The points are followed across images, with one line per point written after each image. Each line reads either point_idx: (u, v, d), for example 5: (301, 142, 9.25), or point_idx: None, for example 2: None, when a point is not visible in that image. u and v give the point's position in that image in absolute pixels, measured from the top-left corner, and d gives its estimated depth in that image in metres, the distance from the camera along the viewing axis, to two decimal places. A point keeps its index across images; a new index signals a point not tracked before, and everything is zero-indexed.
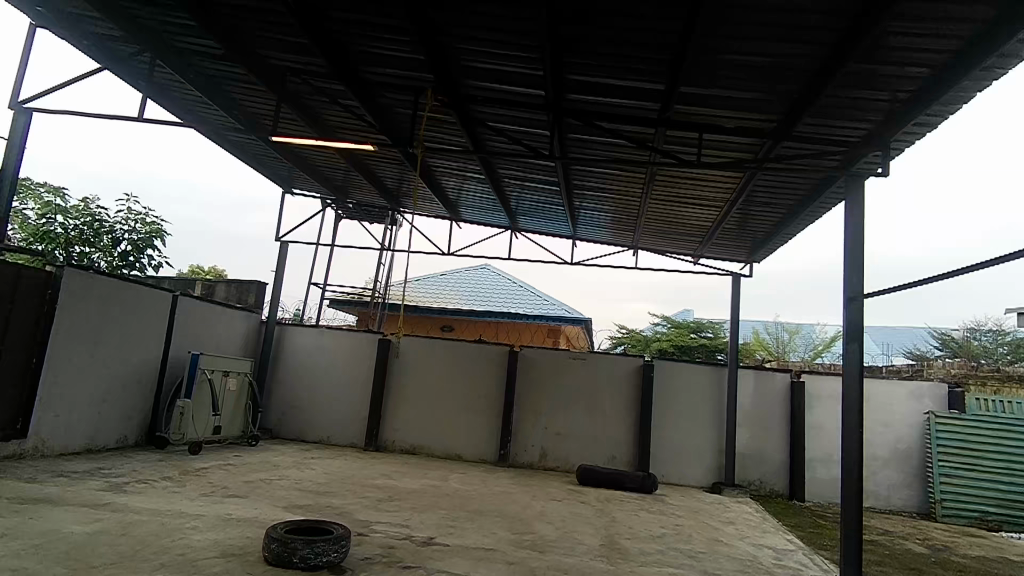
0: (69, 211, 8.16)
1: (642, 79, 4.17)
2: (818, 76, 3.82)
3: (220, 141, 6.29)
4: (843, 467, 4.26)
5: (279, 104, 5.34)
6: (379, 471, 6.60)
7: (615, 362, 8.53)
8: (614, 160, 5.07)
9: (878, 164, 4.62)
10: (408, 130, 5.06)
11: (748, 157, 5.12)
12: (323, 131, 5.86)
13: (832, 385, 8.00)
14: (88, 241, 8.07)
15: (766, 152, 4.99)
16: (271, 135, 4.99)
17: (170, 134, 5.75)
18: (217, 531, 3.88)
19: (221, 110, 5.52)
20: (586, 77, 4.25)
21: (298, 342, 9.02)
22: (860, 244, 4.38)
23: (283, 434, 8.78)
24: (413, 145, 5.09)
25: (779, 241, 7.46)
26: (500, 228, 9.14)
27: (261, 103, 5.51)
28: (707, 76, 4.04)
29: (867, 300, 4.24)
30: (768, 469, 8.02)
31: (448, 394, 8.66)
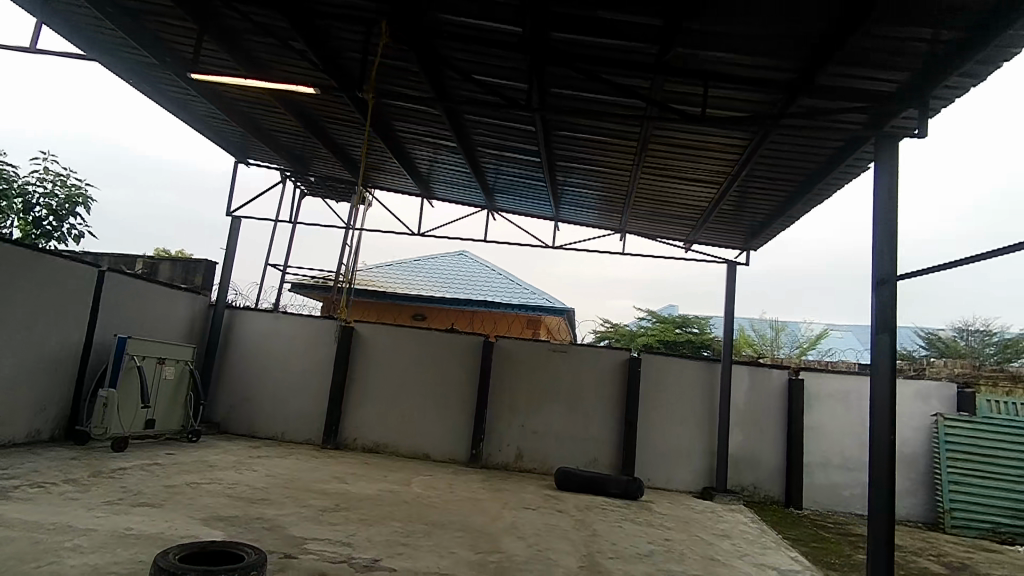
0: None
1: (637, 13, 3.48)
2: (850, 8, 3.14)
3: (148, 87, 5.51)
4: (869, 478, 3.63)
5: (211, 41, 4.56)
6: (332, 474, 5.83)
7: (599, 355, 7.85)
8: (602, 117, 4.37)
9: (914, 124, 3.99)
10: (360, 74, 4.32)
11: (759, 114, 4.44)
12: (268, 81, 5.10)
13: (834, 383, 7.41)
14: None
15: (779, 109, 4.32)
16: (192, 72, 4.22)
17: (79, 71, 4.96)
18: (103, 553, 3.11)
19: (144, 49, 4.74)
20: (572, 8, 3.53)
21: (252, 328, 8.21)
22: (892, 218, 3.73)
23: (232, 429, 7.99)
24: (367, 93, 4.35)
25: (782, 223, 6.76)
26: (477, 207, 8.41)
27: (191, 43, 4.72)
28: (714, 10, 3.35)
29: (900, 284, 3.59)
30: (762, 474, 7.42)
31: (416, 386, 7.93)
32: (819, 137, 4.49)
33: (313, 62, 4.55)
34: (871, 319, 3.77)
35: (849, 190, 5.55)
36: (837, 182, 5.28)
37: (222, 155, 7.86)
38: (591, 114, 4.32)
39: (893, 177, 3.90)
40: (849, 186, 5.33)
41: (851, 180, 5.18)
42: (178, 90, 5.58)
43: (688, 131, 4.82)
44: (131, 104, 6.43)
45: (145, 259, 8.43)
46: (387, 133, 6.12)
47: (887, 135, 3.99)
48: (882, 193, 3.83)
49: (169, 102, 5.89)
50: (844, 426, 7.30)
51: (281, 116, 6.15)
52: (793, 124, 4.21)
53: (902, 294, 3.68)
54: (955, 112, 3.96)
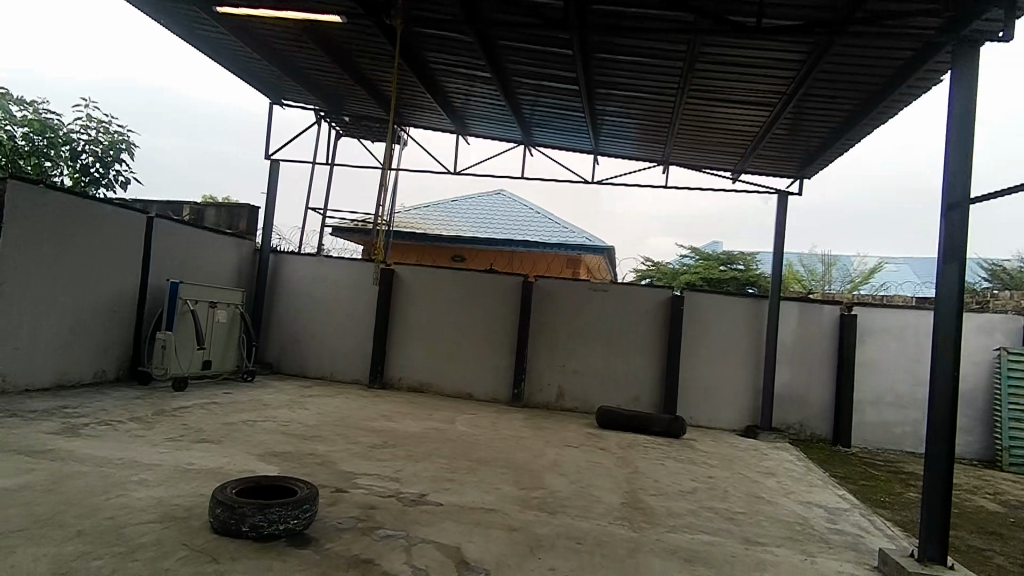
0: (15, 117, 7.35)
1: None
2: None
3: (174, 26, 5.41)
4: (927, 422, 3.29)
5: None
6: (379, 412, 6.01)
7: (640, 294, 7.71)
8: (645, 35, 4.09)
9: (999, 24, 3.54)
10: None
11: (819, 23, 4.06)
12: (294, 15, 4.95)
13: (887, 319, 7.13)
14: (46, 154, 7.51)
15: (843, 15, 3.93)
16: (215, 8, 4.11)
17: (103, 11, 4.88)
18: (167, 487, 3.30)
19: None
20: None
21: (296, 271, 8.37)
22: (969, 133, 3.26)
23: (283, 370, 8.30)
24: None
25: (840, 147, 6.33)
26: (513, 142, 8.17)
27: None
28: None
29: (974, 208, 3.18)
30: (808, 412, 7.30)
31: (457, 327, 8.01)
32: (887, 45, 4.10)
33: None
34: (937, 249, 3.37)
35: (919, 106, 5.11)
36: (907, 97, 4.85)
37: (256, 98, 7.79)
38: (636, 30, 4.03)
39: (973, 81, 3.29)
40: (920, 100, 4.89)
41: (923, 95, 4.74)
42: (213, 31, 5.62)
43: (739, 45, 4.47)
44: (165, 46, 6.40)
45: (191, 205, 8.49)
46: (419, 65, 5.92)
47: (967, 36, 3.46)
48: (959, 103, 3.30)
49: (202, 43, 5.89)
50: (896, 363, 7.08)
51: (310, 51, 6.01)
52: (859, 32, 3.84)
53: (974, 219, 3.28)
54: None
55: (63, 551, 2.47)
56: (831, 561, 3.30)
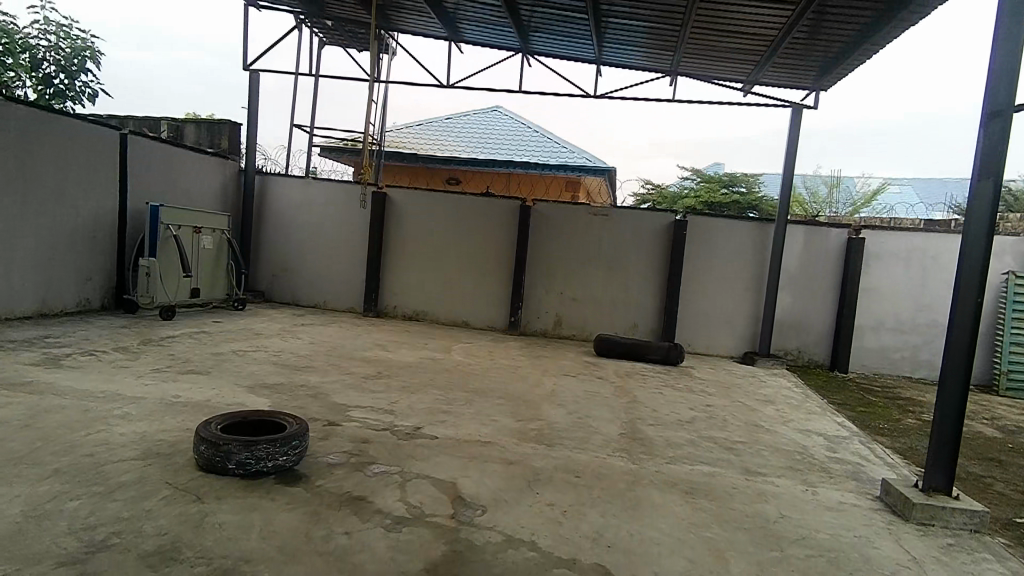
0: None
1: None
2: None
3: None
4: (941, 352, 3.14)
5: None
6: (373, 341, 5.89)
7: (642, 217, 7.45)
8: None
9: None
10: None
11: None
12: None
13: (896, 242, 6.93)
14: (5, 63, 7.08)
15: None
16: None
17: None
18: (151, 422, 3.19)
19: None
20: None
21: (284, 195, 8.03)
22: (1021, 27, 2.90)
23: (275, 298, 8.15)
24: None
25: (864, 51, 5.86)
26: (510, 50, 7.63)
27: None
28: None
29: (1020, 114, 2.89)
30: (808, 338, 7.24)
31: (452, 253, 7.79)
32: None
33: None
34: (970, 165, 3.12)
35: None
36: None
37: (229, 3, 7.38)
38: None
39: None
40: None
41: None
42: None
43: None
44: None
45: (169, 122, 8.02)
46: None
47: None
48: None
49: None
50: (901, 288, 6.94)
51: None
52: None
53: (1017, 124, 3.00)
54: None
55: (37, 492, 2.36)
56: (832, 491, 3.25)
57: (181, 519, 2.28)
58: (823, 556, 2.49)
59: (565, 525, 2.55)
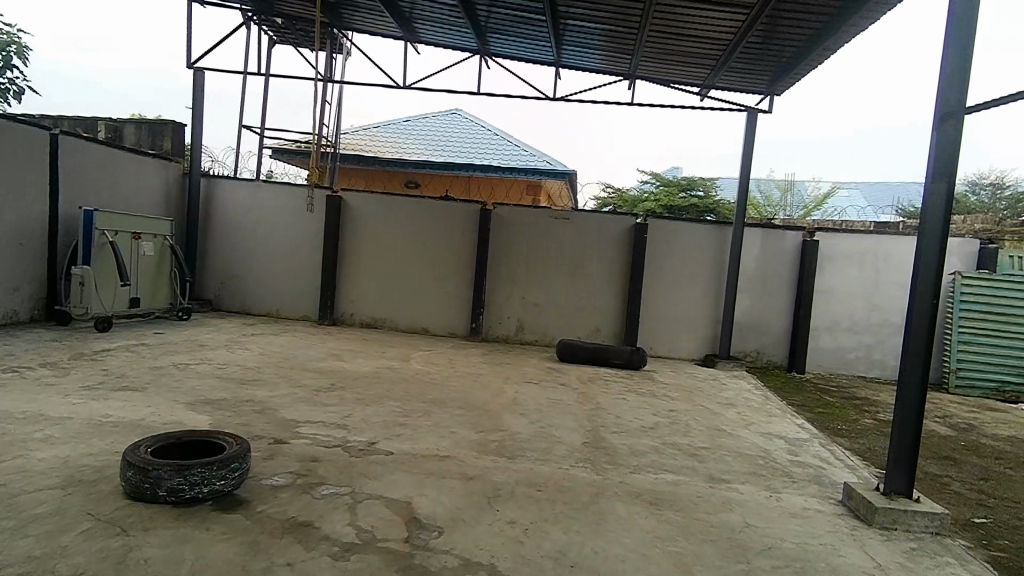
0: None
1: None
2: None
3: None
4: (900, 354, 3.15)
5: None
6: (327, 351, 5.65)
7: (603, 221, 7.41)
8: None
9: None
10: None
11: None
12: None
13: (850, 245, 7.07)
14: None
15: None
16: None
17: None
18: (76, 446, 2.92)
19: None
20: None
21: (232, 199, 7.70)
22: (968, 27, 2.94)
23: (224, 307, 7.80)
24: None
25: (816, 57, 5.97)
26: (468, 51, 7.52)
27: None
28: None
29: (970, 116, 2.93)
30: (767, 340, 7.32)
31: (411, 259, 7.59)
32: None
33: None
34: (925, 168, 3.13)
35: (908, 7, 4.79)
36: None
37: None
38: None
39: None
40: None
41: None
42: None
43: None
44: None
45: (108, 122, 7.58)
46: None
47: None
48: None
49: None
50: (855, 289, 7.09)
51: None
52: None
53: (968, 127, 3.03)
54: None
55: None
56: (796, 496, 3.22)
57: (101, 555, 2.06)
58: (789, 567, 2.43)
59: (526, 545, 2.42)
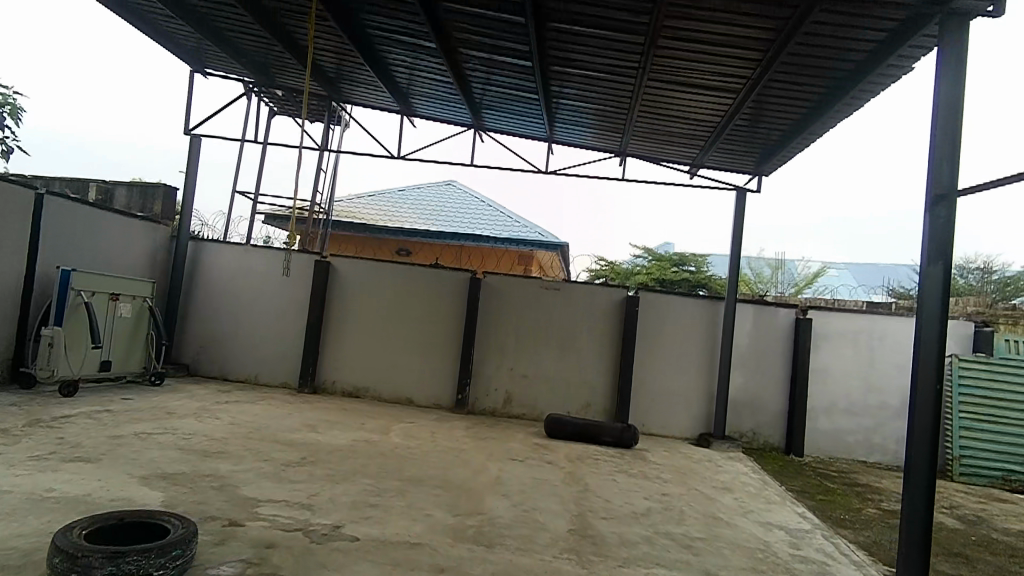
0: None
1: None
2: None
3: None
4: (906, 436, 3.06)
5: None
6: (302, 421, 5.38)
7: (594, 293, 7.33)
8: None
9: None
10: None
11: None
12: None
13: (843, 324, 6.97)
14: None
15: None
16: None
17: None
18: (6, 524, 2.64)
19: None
20: None
21: (218, 263, 7.60)
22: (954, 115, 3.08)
23: (201, 372, 7.53)
24: None
25: (803, 141, 6.12)
26: (463, 125, 7.71)
27: None
28: None
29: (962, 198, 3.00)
30: (763, 419, 7.08)
31: (398, 327, 7.43)
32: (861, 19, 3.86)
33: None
34: (920, 249, 3.16)
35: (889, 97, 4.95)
36: (886, 79, 4.58)
37: (176, 67, 7.26)
38: None
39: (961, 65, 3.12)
40: (896, 87, 4.66)
41: (901, 79, 4.53)
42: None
43: (716, 3, 4.08)
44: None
45: (100, 185, 7.58)
46: (353, 29, 5.54)
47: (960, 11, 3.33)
48: (945, 83, 3.13)
49: None
50: (851, 369, 6.93)
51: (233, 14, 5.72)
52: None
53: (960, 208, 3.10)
54: None
55: None
56: None
57: None
58: None
59: None
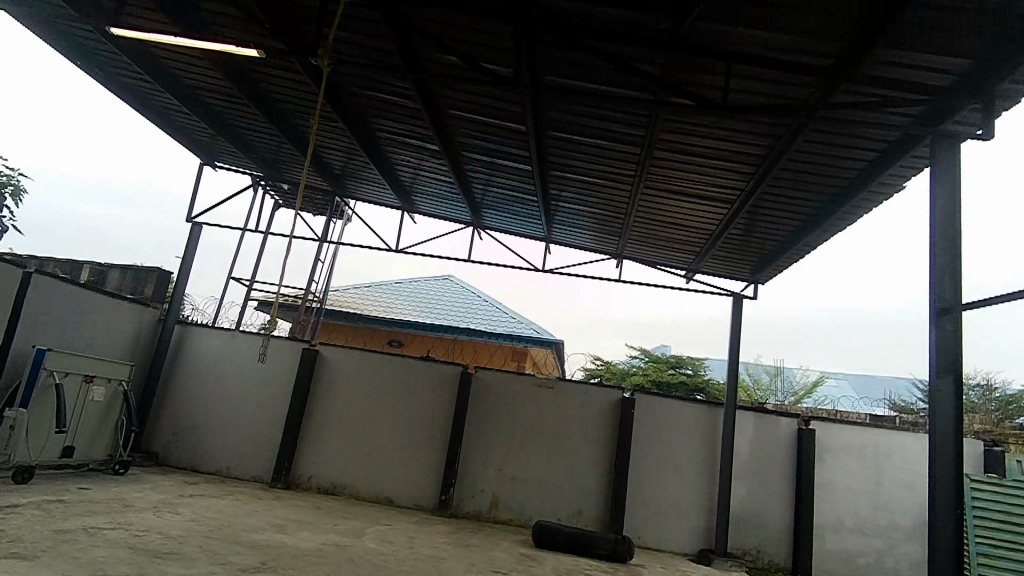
0: None
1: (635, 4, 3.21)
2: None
3: (105, 80, 5.62)
4: (929, 549, 3.00)
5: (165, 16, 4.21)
6: (270, 520, 4.96)
7: (589, 394, 7.10)
8: (604, 99, 3.85)
9: (976, 122, 3.40)
10: (314, 38, 3.80)
11: (788, 105, 3.82)
12: (233, 72, 4.95)
13: (847, 435, 6.70)
14: None
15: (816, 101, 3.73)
16: (113, 27, 3.80)
17: (31, 47, 5.12)
18: None
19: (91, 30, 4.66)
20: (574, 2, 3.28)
21: (203, 348, 7.43)
22: (953, 230, 3.20)
23: (171, 462, 7.13)
24: (319, 57, 3.85)
25: (797, 250, 6.18)
26: (461, 223, 7.85)
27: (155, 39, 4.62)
28: None
29: (966, 313, 3.05)
30: (767, 535, 6.61)
31: (383, 424, 7.12)
32: (851, 137, 4.00)
33: (261, 23, 3.88)
34: (928, 359, 3.21)
35: (882, 211, 5.07)
36: (877, 195, 4.70)
37: (187, 157, 7.48)
38: (592, 96, 3.77)
39: (952, 188, 3.30)
40: (888, 203, 4.78)
41: (892, 196, 4.65)
42: (130, 76, 5.55)
43: (711, 120, 4.22)
44: (78, 85, 5.99)
45: (94, 266, 7.49)
46: (360, 130, 5.73)
47: (949, 134, 3.51)
48: (940, 200, 3.29)
49: (113, 81, 5.67)
50: (859, 485, 6.57)
51: (246, 112, 5.93)
52: (831, 117, 3.62)
53: (966, 322, 3.14)
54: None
55: None
56: None
57: None
58: None
59: None
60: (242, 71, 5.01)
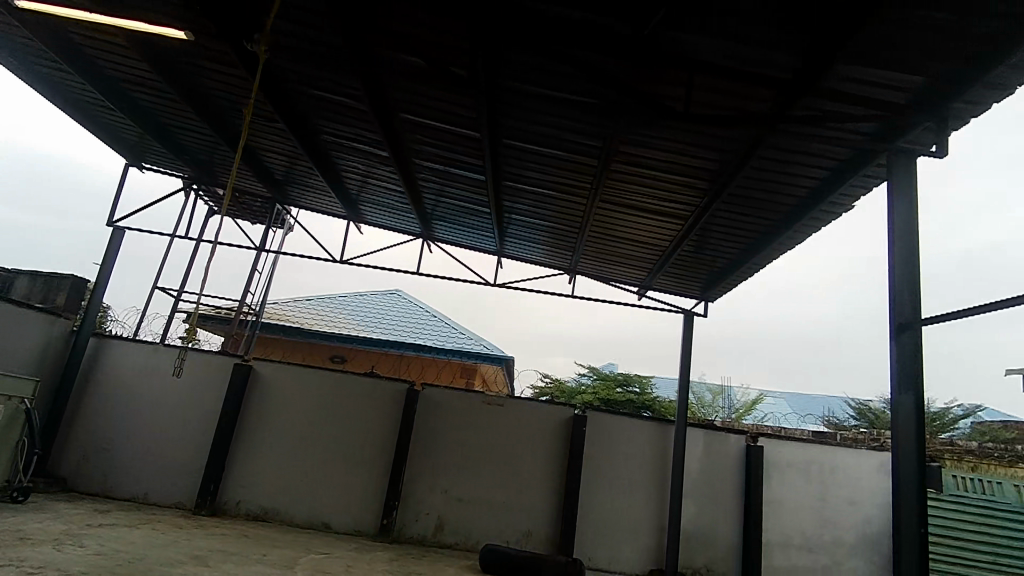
0: None
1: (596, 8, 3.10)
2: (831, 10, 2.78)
3: (15, 66, 5.12)
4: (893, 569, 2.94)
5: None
6: (190, 552, 4.50)
7: (540, 412, 6.90)
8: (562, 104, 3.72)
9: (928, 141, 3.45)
10: None
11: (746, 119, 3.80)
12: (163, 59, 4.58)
13: (794, 452, 6.74)
14: None
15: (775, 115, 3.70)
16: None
17: None
18: None
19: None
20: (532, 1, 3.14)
21: (123, 363, 6.84)
22: (911, 246, 3.20)
23: (80, 487, 6.48)
24: None
25: (748, 267, 6.22)
26: (410, 234, 7.58)
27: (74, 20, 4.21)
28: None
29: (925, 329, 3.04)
30: (715, 554, 6.54)
31: (322, 444, 6.69)
32: (806, 154, 4.01)
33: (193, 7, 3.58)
34: (888, 375, 3.19)
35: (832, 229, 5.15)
36: (828, 214, 4.76)
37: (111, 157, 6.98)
38: None
39: (909, 204, 3.31)
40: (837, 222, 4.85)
41: (842, 214, 4.71)
42: (45, 64, 5.07)
43: (668, 133, 4.16)
44: None
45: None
46: (303, 132, 5.42)
47: (904, 151, 3.54)
48: (897, 217, 3.29)
49: (26, 68, 5.16)
50: (806, 502, 6.60)
51: (178, 109, 5.52)
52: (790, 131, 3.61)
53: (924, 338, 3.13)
54: (971, 132, 3.38)
55: None
56: None
57: None
58: None
59: None
60: (174, 62, 4.65)
